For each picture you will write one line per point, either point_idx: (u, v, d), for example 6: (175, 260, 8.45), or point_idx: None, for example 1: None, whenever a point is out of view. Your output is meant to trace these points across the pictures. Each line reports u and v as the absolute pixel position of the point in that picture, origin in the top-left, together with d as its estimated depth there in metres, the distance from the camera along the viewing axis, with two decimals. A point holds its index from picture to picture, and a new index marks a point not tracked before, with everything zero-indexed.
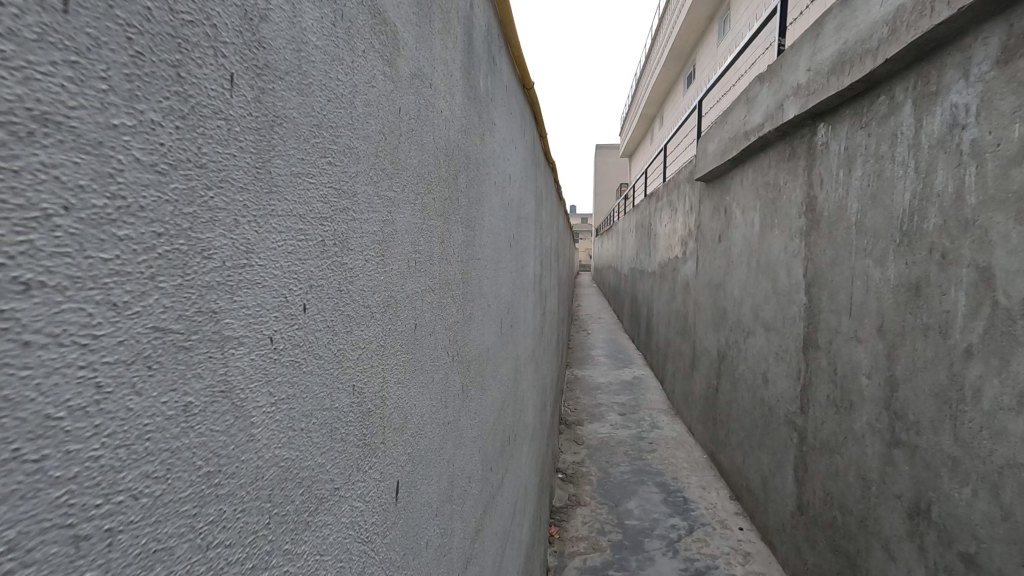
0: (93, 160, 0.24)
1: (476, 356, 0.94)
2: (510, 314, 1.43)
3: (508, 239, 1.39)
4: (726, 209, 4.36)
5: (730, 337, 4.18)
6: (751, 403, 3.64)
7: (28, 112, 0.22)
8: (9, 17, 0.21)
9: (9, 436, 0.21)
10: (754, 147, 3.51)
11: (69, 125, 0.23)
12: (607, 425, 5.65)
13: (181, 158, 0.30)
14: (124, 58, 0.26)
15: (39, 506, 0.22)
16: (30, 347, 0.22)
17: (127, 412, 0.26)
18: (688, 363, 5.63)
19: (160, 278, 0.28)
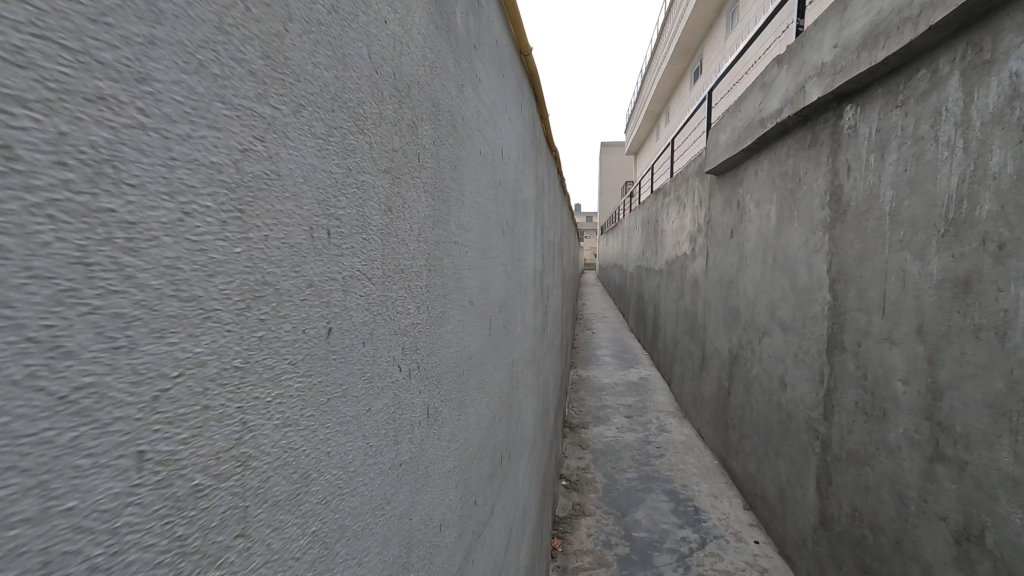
0: (146, 186, 0.28)
1: (452, 367, 0.75)
2: (502, 313, 1.23)
3: (500, 224, 1.18)
4: (739, 202, 4.13)
5: (743, 337, 3.95)
6: (766, 408, 3.42)
7: (98, 149, 0.25)
8: (90, 66, 0.25)
9: (83, 430, 0.24)
10: (771, 135, 3.29)
11: (128, 157, 0.27)
12: (613, 428, 5.43)
13: (213, 176, 0.32)
14: (165, 90, 0.29)
15: (103, 493, 0.25)
16: (96, 354, 0.25)
17: (171, 410, 0.29)
18: (697, 364, 5.40)
19: (195, 288, 0.31)
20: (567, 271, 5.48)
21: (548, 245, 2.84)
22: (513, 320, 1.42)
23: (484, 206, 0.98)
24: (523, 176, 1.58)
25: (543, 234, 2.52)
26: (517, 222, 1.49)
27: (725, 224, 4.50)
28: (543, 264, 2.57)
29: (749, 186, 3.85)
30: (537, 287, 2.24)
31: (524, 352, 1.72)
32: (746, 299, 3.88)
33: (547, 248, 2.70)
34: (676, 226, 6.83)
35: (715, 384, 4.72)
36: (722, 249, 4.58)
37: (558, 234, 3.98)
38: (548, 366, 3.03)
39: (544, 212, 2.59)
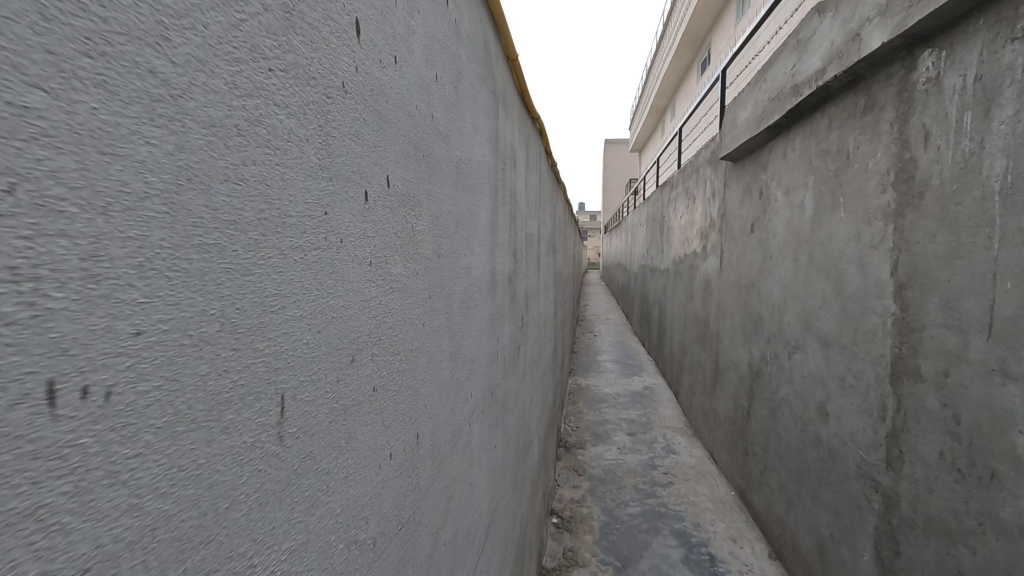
0: (87, 273, 0.28)
1: None
2: (382, 358, 0.64)
3: (368, 182, 0.59)
4: (761, 190, 3.51)
5: (768, 350, 3.33)
6: (798, 439, 2.80)
7: (39, 250, 0.26)
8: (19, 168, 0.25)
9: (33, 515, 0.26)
10: (808, 105, 2.68)
11: (64, 250, 0.27)
12: (614, 449, 4.81)
13: (157, 250, 0.33)
14: (102, 179, 0.29)
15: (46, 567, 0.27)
16: (50, 440, 0.27)
17: (115, 487, 0.30)
18: (710, 377, 4.78)
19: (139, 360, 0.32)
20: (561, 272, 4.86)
21: (527, 241, 2.20)
22: (416, 369, 0.77)
23: (264, 125, 0.41)
24: (456, 120, 0.97)
25: (517, 225, 1.89)
26: (439, 195, 0.87)
27: (745, 217, 3.86)
28: (518, 264, 1.93)
29: (777, 171, 3.22)
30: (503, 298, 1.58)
31: (470, 402, 1.11)
32: (773, 306, 3.24)
33: (523, 245, 2.07)
34: (685, 222, 6.17)
35: (732, 403, 4.08)
36: (741, 247, 3.94)
37: (547, 228, 3.33)
38: (530, 392, 2.41)
39: (520, 196, 1.96)
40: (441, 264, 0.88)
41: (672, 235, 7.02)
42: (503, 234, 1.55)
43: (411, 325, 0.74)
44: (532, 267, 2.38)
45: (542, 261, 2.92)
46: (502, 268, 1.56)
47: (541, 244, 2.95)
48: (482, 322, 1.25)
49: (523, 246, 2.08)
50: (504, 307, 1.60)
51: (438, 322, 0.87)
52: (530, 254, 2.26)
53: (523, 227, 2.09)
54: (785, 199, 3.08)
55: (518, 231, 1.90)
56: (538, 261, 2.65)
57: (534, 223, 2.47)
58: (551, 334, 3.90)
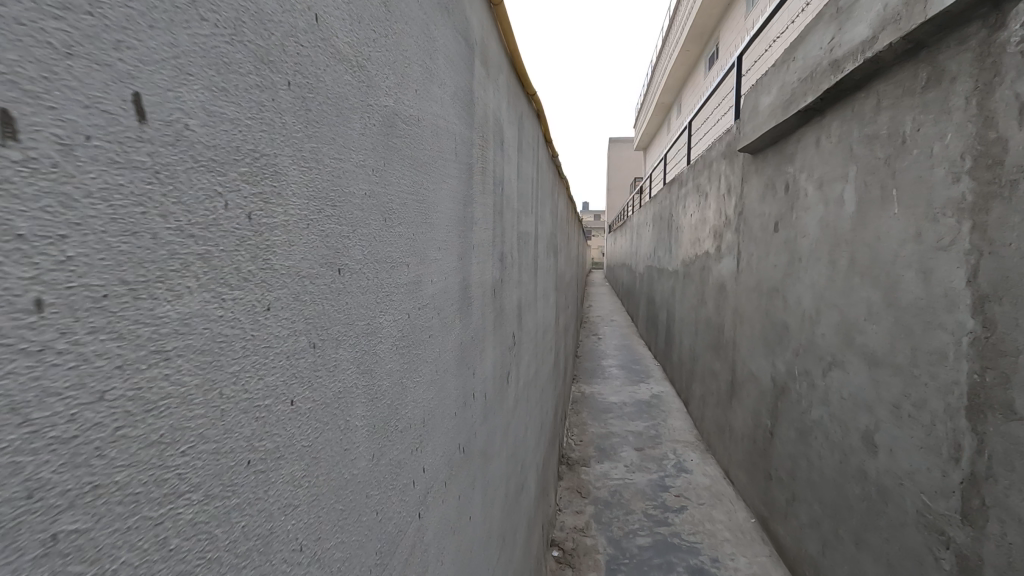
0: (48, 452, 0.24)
1: None
2: (119, 504, 0.29)
3: (43, 111, 0.25)
4: (788, 184, 3.13)
5: (795, 364, 2.96)
6: (835, 470, 2.43)
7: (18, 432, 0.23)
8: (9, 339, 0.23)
9: None
10: (850, 84, 2.31)
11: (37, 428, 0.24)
12: (621, 467, 4.44)
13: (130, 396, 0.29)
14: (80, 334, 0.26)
15: None
16: None
17: None
18: (725, 390, 4.40)
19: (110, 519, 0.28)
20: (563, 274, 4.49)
21: (521, 245, 1.81)
22: (267, 499, 0.40)
23: None
24: (389, 49, 0.61)
25: (506, 224, 1.51)
26: (340, 169, 0.50)
27: (767, 215, 3.49)
28: (508, 270, 1.54)
29: (808, 162, 2.84)
30: (485, 317, 1.20)
31: (422, 482, 0.76)
32: (804, 315, 2.86)
33: (515, 248, 1.69)
34: (697, 222, 5.78)
35: (751, 420, 3.70)
36: (762, 248, 3.55)
37: (546, 228, 2.96)
38: (525, 421, 2.04)
39: (510, 187, 1.58)
40: (340, 288, 0.51)
41: (682, 235, 6.63)
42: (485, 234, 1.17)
43: (235, 411, 0.37)
44: (528, 275, 2.00)
45: (541, 267, 2.55)
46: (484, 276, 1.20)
47: (540, 246, 2.58)
48: (450, 357, 0.90)
49: (516, 250, 1.70)
50: (486, 329, 1.21)
51: (336, 392, 0.50)
52: (523, 259, 1.89)
53: (516, 226, 1.71)
54: (818, 193, 2.70)
55: (507, 231, 1.52)
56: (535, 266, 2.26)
57: (530, 222, 2.10)
58: (551, 346, 3.52)
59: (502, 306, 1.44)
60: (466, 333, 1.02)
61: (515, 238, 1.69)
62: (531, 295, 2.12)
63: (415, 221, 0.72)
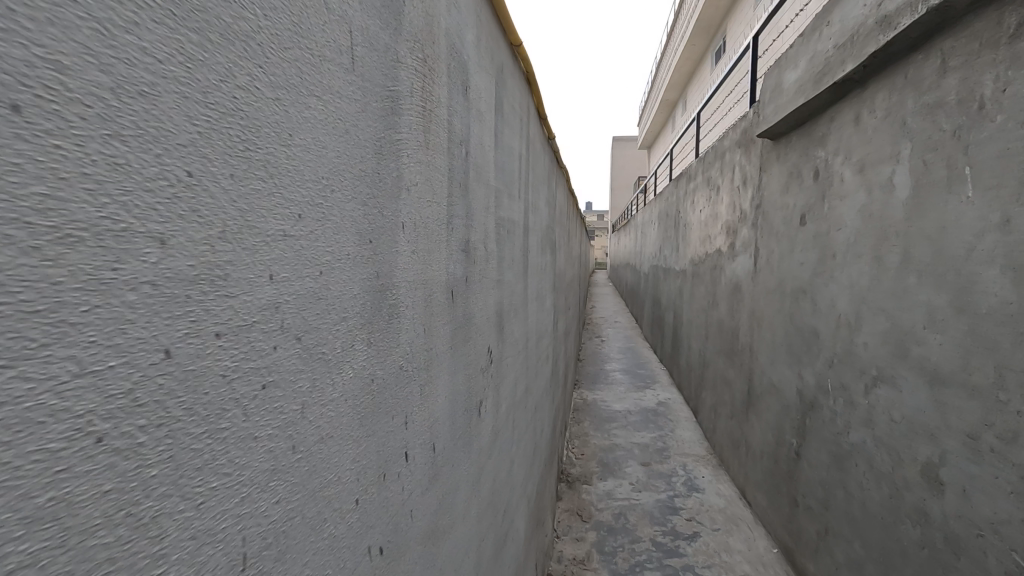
0: None
1: None
2: None
3: None
4: (818, 170, 2.74)
5: (828, 375, 2.57)
6: (883, 506, 2.04)
7: None
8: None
9: None
10: (905, 44, 1.93)
11: None
12: (627, 484, 4.05)
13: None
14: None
15: None
16: None
17: None
18: (741, 400, 4.00)
19: None
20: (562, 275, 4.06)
21: (501, 235, 1.41)
22: None
23: None
24: None
25: (475, 204, 1.10)
26: None
27: (793, 207, 3.08)
28: (477, 266, 1.13)
29: (845, 143, 2.44)
30: (430, 336, 0.80)
31: None
32: (840, 320, 2.46)
33: (492, 239, 1.29)
34: (708, 218, 5.36)
35: (772, 437, 3.30)
36: (786, 244, 3.15)
37: (541, 220, 2.55)
38: (509, 455, 1.65)
39: (484, 155, 1.19)
40: None
41: (691, 233, 6.20)
42: (427, 211, 0.77)
43: None
44: (512, 275, 1.59)
45: (532, 265, 2.14)
46: (437, 273, 0.83)
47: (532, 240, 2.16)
48: (341, 412, 0.53)
49: (493, 242, 1.30)
50: (433, 354, 0.82)
51: None
52: (505, 254, 1.48)
53: (493, 210, 1.30)
54: (858, 178, 2.32)
55: (476, 214, 1.11)
56: (523, 264, 1.84)
57: (516, 209, 1.69)
58: (548, 355, 3.09)
59: (466, 316, 1.03)
60: (383, 368, 0.63)
61: (492, 226, 1.28)
62: (517, 301, 1.70)
63: (193, 157, 0.34)
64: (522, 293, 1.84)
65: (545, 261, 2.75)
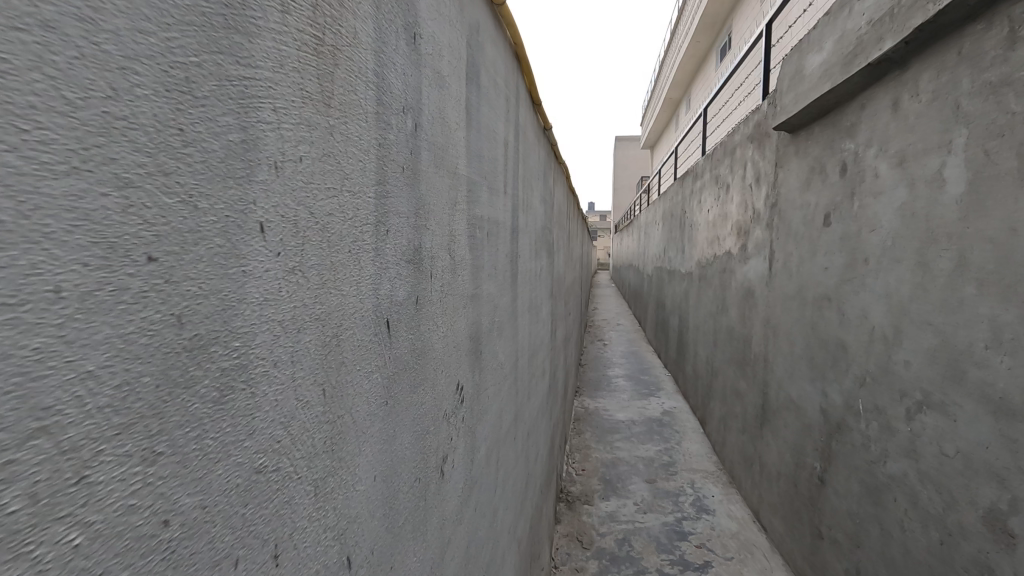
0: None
1: None
2: None
3: None
4: (846, 164, 2.46)
5: (859, 394, 2.29)
6: (930, 553, 1.76)
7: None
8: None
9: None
10: (961, 14, 1.64)
11: None
12: (631, 504, 3.76)
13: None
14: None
15: None
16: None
17: None
18: (754, 414, 3.72)
19: None
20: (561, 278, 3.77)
21: (477, 238, 1.11)
22: None
23: None
24: None
25: (431, 194, 0.81)
26: None
27: (814, 204, 2.79)
28: (432, 279, 0.83)
29: (881, 132, 2.15)
30: (335, 391, 0.52)
31: None
32: (874, 333, 2.17)
33: (462, 243, 0.99)
34: (716, 219, 5.05)
35: (790, 458, 3.01)
36: (808, 246, 2.85)
37: (535, 220, 2.26)
38: (492, 503, 1.36)
39: (449, 133, 0.91)
40: None
41: (697, 234, 5.89)
42: (319, 200, 0.48)
43: None
44: (495, 286, 1.30)
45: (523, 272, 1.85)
46: (357, 299, 0.56)
47: (523, 245, 1.87)
48: None
49: (463, 247, 1.00)
50: (339, 419, 0.53)
51: None
52: (484, 259, 1.19)
53: (464, 204, 1.01)
54: (896, 172, 2.04)
55: (432, 208, 0.82)
56: (510, 269, 1.55)
57: (500, 206, 1.39)
58: (544, 370, 2.79)
59: (413, 349, 0.74)
60: (199, 484, 0.35)
61: (460, 226, 0.98)
62: (500, 319, 1.39)
63: None
64: (508, 306, 1.54)
65: (540, 266, 2.46)
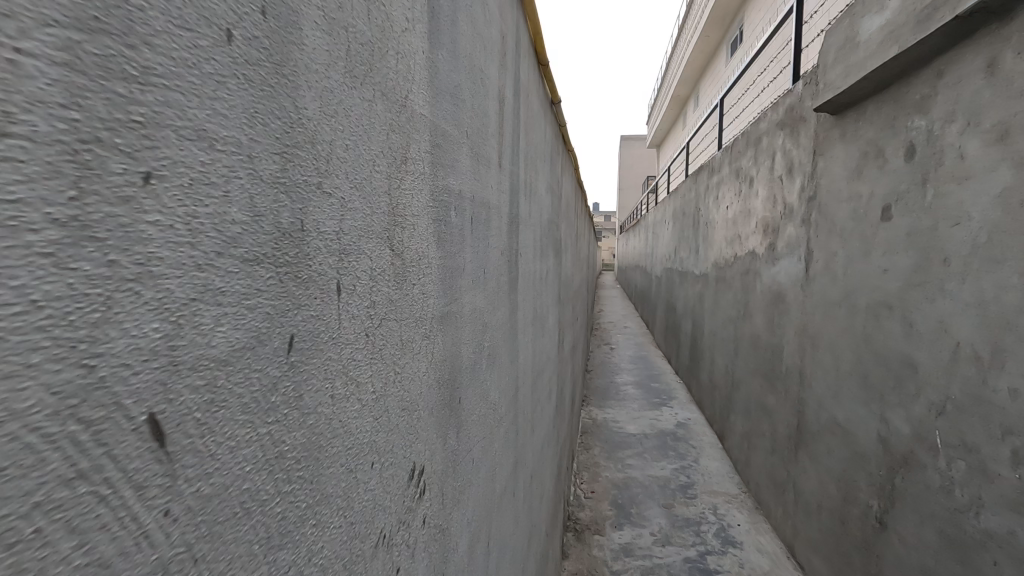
0: None
1: None
2: None
3: None
4: (915, 145, 2.05)
5: (936, 424, 1.88)
6: None
7: None
8: None
9: None
10: None
11: None
12: (648, 535, 3.36)
13: None
14: None
15: None
16: None
17: None
18: (787, 434, 3.30)
19: None
20: (569, 283, 3.34)
21: (450, 224, 0.70)
22: None
23: None
24: None
25: (337, 124, 0.42)
26: None
27: (869, 195, 2.38)
28: (344, 292, 0.43)
29: (970, 103, 1.75)
30: None
31: None
32: (960, 351, 1.76)
33: (417, 228, 0.58)
34: (738, 216, 4.62)
35: (835, 491, 2.60)
36: (860, 245, 2.43)
37: (540, 212, 1.84)
38: None
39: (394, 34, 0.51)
40: None
41: (715, 233, 5.45)
42: None
43: None
44: (482, 297, 0.89)
45: (524, 277, 1.43)
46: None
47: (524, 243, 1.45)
48: None
49: (420, 235, 0.59)
50: None
51: None
52: (464, 259, 0.78)
53: (422, 164, 0.60)
54: (995, 151, 1.62)
55: (342, 151, 0.42)
56: (505, 272, 1.13)
57: (493, 184, 0.98)
58: (551, 392, 2.37)
59: (269, 431, 0.35)
60: None
61: (412, 198, 0.57)
62: (491, 342, 0.98)
63: None
64: (503, 323, 1.13)
65: (545, 270, 2.03)
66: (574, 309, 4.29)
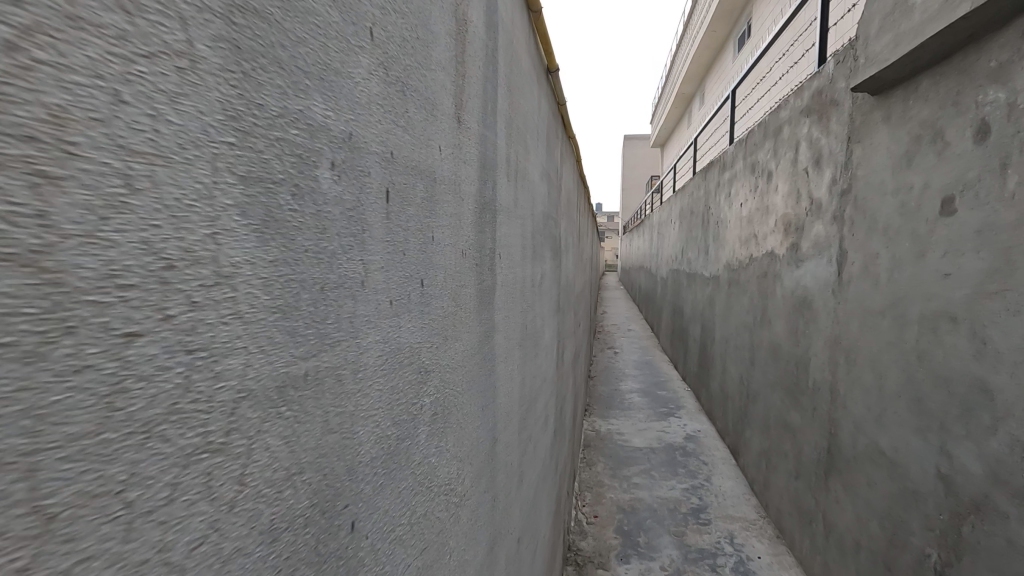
0: None
1: None
2: None
3: None
4: (991, 122, 1.69)
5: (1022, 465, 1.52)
6: None
7: None
8: None
9: None
10: None
11: None
12: (659, 571, 3.00)
13: None
14: None
15: None
16: None
17: None
18: (814, 458, 2.94)
19: None
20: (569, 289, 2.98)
21: (273, 187, 0.39)
22: None
23: None
24: None
25: None
26: None
27: (922, 185, 2.02)
28: None
29: None
30: None
31: None
32: None
33: (234, 198, 0.35)
34: (755, 214, 4.24)
35: (878, 531, 2.23)
36: (911, 244, 2.08)
37: (535, 202, 1.48)
38: None
39: None
40: None
41: (729, 233, 5.06)
42: None
43: None
44: (388, 323, 0.54)
45: (506, 284, 1.05)
46: None
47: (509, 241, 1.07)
48: None
49: (170, 206, 0.30)
50: None
51: None
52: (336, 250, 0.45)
53: (197, 68, 0.32)
54: None
55: None
56: (467, 282, 0.76)
57: (431, 140, 0.62)
58: (549, 418, 2.01)
59: None
60: None
61: (143, 128, 0.29)
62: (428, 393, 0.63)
63: None
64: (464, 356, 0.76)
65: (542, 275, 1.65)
66: (576, 315, 3.93)
